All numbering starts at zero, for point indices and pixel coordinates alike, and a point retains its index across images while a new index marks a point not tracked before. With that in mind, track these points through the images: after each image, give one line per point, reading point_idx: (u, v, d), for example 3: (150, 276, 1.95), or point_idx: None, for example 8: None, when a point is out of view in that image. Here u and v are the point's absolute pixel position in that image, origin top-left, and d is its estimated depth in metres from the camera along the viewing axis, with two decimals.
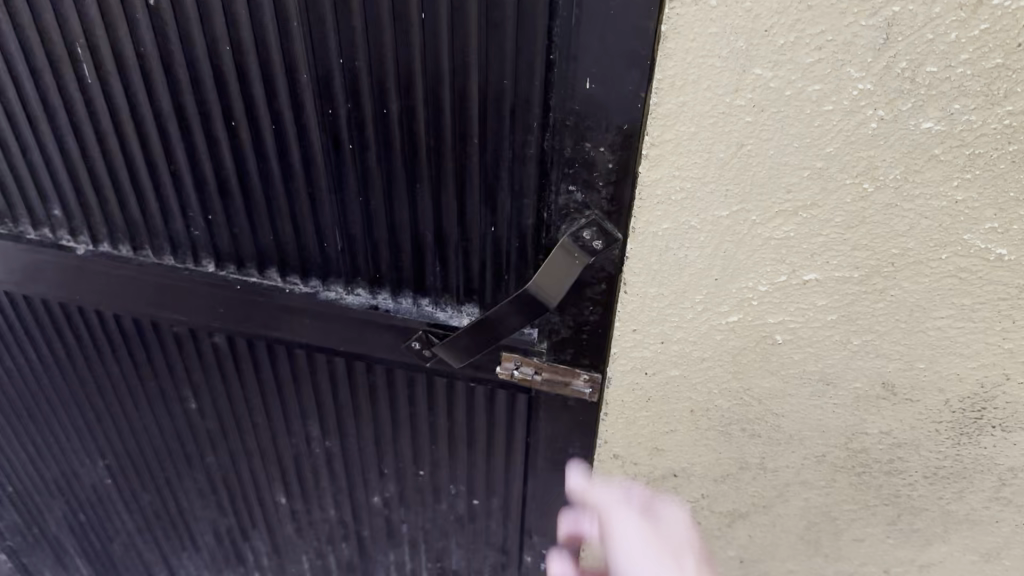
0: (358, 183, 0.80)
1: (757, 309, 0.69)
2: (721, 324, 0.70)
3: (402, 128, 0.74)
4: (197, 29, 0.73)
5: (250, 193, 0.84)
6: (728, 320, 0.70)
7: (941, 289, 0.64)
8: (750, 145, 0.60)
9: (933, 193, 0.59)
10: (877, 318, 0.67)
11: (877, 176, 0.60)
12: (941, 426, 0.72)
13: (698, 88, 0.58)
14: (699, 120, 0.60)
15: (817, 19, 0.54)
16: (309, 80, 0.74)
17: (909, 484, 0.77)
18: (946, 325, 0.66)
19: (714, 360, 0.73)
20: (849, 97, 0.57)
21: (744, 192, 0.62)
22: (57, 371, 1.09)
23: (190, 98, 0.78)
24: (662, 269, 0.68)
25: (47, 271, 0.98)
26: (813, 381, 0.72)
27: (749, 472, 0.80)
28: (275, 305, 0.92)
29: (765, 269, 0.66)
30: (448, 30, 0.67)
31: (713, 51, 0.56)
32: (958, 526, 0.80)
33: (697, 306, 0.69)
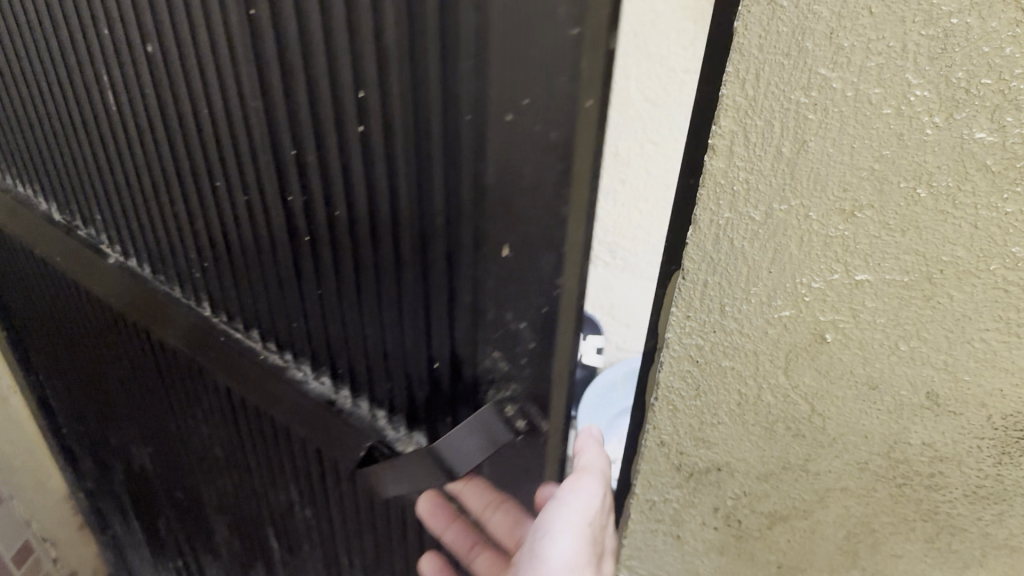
0: (314, 274, 0.81)
1: (809, 305, 0.70)
2: (774, 318, 0.72)
3: (346, 230, 0.73)
4: (182, 77, 0.77)
5: (231, 249, 0.89)
6: (781, 313, 0.71)
7: (987, 301, 0.65)
8: (812, 142, 0.61)
9: (984, 204, 0.60)
10: (923, 324, 0.68)
11: (930, 182, 0.60)
12: (984, 442, 0.73)
13: (765, 84, 0.59)
14: (766, 114, 0.61)
15: (878, 27, 0.53)
16: (269, 162, 0.75)
17: (949, 502, 0.79)
18: (992, 338, 0.66)
19: (766, 353, 0.75)
20: (905, 103, 0.56)
21: (800, 188, 0.63)
22: (110, 359, 1.26)
23: (183, 152, 0.84)
24: (719, 257, 0.70)
25: (114, 278, 1.10)
26: (859, 385, 0.73)
27: (791, 473, 0.83)
28: (263, 371, 0.96)
29: (819, 267, 0.67)
30: (381, 162, 0.65)
31: (781, 49, 0.57)
32: (999, 551, 0.81)
33: (751, 297, 0.71)
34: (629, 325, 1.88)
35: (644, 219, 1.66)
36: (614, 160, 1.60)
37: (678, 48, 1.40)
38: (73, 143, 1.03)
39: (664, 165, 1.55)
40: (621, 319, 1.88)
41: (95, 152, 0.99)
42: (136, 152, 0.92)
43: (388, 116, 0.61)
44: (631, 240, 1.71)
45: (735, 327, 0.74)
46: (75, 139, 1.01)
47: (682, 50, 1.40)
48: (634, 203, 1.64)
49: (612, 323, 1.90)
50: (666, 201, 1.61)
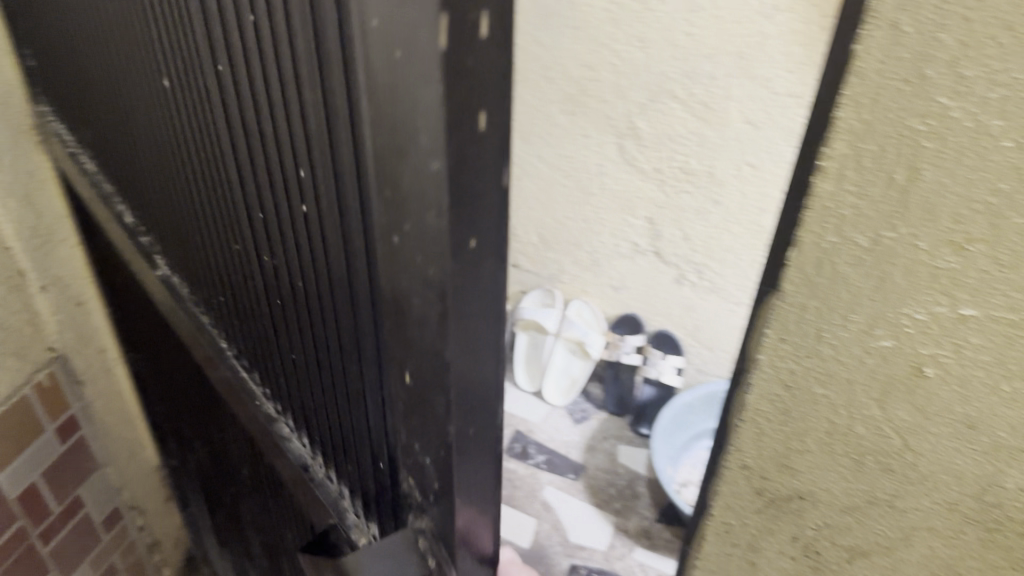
0: (259, 347, 0.72)
1: (831, 442, 0.60)
2: (795, 447, 0.62)
3: (273, 307, 0.63)
4: (149, 102, 0.70)
5: (203, 290, 0.83)
6: (803, 446, 0.62)
7: None
8: (842, 262, 0.51)
9: None
10: (964, 493, 0.56)
11: (977, 331, 0.48)
12: None
13: (812, 186, 0.50)
14: (813, 221, 0.51)
15: (947, 135, 0.43)
16: (214, 213, 0.67)
17: None
18: None
19: (786, 483, 0.65)
20: (948, 229, 0.46)
21: (835, 309, 0.53)
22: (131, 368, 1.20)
23: (158, 183, 0.79)
24: (748, 367, 0.62)
25: (123, 258, 0.97)
26: (889, 532, 0.62)
27: None
28: (237, 391, 0.81)
29: (849, 405, 0.57)
30: (288, 247, 0.54)
31: (830, 139, 0.47)
32: None
33: (775, 426, 0.62)
34: (712, 348, 1.86)
35: (735, 242, 1.64)
36: (709, 180, 1.59)
37: (784, 72, 1.38)
38: (83, 127, 0.92)
39: (760, 188, 1.54)
40: (702, 340, 1.87)
41: (105, 140, 0.87)
42: (127, 128, 0.79)
43: (284, 197, 0.51)
44: (720, 262, 1.70)
45: (754, 446, 0.65)
46: (88, 127, 0.90)
47: (788, 74, 1.38)
48: (726, 224, 1.63)
49: (694, 344, 1.90)
50: (759, 225, 1.59)
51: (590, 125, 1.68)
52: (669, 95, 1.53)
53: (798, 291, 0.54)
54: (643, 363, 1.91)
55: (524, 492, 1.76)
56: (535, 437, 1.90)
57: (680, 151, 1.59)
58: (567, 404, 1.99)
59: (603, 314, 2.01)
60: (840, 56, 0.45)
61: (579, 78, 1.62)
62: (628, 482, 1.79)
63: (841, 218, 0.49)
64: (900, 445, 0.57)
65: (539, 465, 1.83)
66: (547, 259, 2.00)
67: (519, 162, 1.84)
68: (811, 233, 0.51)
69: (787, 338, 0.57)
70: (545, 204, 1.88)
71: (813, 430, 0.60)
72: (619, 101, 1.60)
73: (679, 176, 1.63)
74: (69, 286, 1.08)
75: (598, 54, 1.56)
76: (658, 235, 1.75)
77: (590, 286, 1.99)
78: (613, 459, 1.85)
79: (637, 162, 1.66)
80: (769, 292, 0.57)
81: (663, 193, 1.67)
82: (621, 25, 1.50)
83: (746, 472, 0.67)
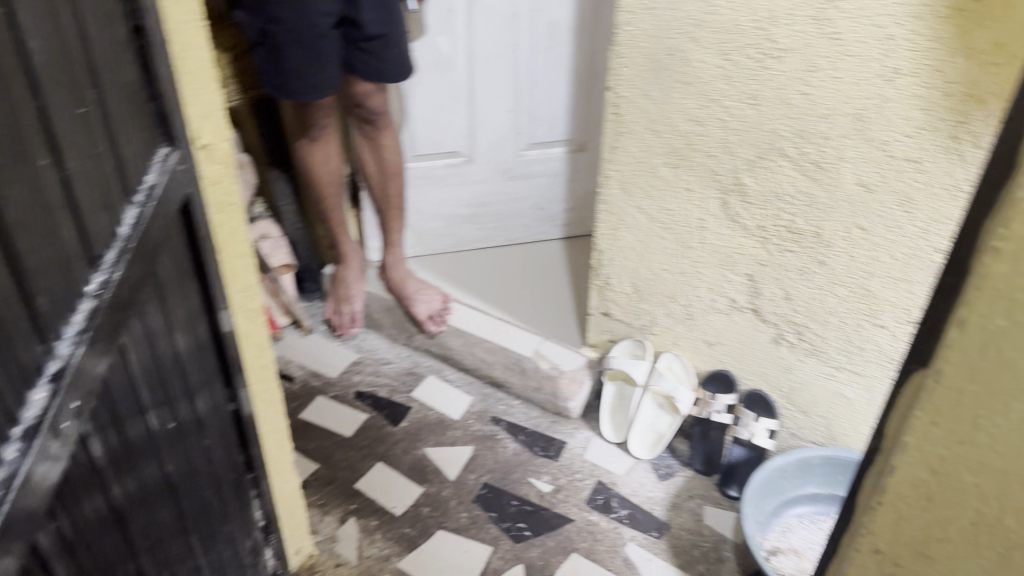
0: (167, 415, 0.88)
1: (973, 529, 0.57)
2: (933, 532, 0.60)
3: (128, 405, 0.77)
4: (173, 192, 0.84)
5: (204, 351, 0.98)
6: (940, 533, 0.59)
7: None
8: (1009, 349, 0.49)
9: None
10: None
11: None
12: None
13: (985, 274, 0.48)
14: (997, 305, 0.48)
15: None
16: (153, 292, 0.82)
17: None
18: None
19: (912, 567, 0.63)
20: None
21: (992, 392, 0.51)
22: (216, 426, 1.03)
23: (192, 260, 0.92)
24: (891, 443, 0.59)
25: (155, 313, 0.83)
26: None
27: None
28: (193, 435, 0.96)
29: (992, 492, 0.55)
30: (103, 369, 0.70)
31: (1001, 220, 0.46)
32: None
33: (915, 507, 0.60)
34: (806, 412, 1.80)
35: (839, 305, 1.60)
36: (815, 241, 1.56)
37: (902, 136, 1.35)
38: (116, 164, 0.73)
39: (869, 252, 1.50)
40: (799, 403, 1.80)
41: (91, 183, 0.68)
42: None
43: (90, 328, 0.66)
44: (822, 325, 1.65)
45: (887, 526, 0.62)
46: (99, 159, 0.69)
47: (907, 138, 1.35)
48: (832, 287, 1.59)
49: (788, 407, 1.83)
50: (864, 289, 1.55)
51: (694, 180, 1.66)
52: (779, 152, 1.51)
53: (956, 374, 0.52)
54: (733, 422, 1.84)
55: (606, 546, 1.73)
56: (619, 490, 1.87)
57: (786, 210, 1.56)
58: (652, 458, 1.95)
59: (695, 368, 1.95)
60: None
61: (685, 131, 1.61)
62: (713, 544, 1.74)
63: (1011, 302, 0.47)
64: None
65: (622, 519, 1.79)
66: (640, 310, 1.97)
67: (619, 212, 1.83)
68: (978, 316, 0.49)
69: (939, 422, 0.55)
70: (643, 255, 1.86)
71: (958, 523, 0.58)
72: (726, 156, 1.58)
73: (784, 235, 1.60)
74: (178, 288, 0.89)
75: (707, 109, 1.55)
76: (758, 293, 1.71)
77: (682, 339, 1.93)
78: (698, 520, 1.80)
79: (740, 219, 1.64)
80: (923, 372, 0.55)
81: (765, 251, 1.64)
82: (732, 82, 1.49)
83: (877, 556, 0.65)
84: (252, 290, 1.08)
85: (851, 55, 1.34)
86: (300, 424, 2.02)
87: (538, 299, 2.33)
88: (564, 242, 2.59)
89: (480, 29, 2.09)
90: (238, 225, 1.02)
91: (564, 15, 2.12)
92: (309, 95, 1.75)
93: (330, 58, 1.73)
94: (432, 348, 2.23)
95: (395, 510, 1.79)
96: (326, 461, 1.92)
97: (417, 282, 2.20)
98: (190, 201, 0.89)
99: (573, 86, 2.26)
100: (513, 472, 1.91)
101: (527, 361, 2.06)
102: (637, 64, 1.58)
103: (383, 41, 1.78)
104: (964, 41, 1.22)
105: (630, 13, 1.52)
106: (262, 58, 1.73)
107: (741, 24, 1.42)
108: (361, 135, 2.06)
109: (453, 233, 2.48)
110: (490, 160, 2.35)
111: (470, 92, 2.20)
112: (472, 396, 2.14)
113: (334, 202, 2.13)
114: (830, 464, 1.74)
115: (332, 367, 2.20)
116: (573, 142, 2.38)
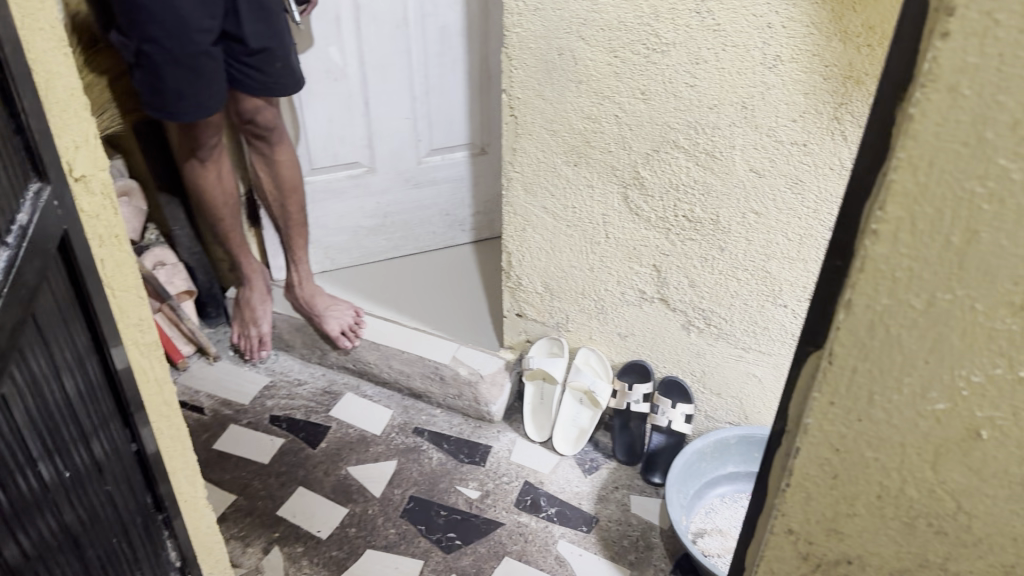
0: (58, 464, 0.83)
1: (877, 493, 0.60)
2: (840, 502, 0.62)
3: (10, 458, 0.73)
4: (47, 228, 0.79)
5: (97, 390, 0.93)
6: (847, 502, 0.62)
7: None
8: (895, 325, 0.51)
9: None
10: (998, 516, 0.58)
11: (1015, 363, 0.50)
12: None
13: (867, 256, 0.49)
14: (881, 285, 0.50)
15: (989, 200, 0.45)
16: (33, 336, 0.78)
17: None
18: None
19: (823, 540, 0.65)
20: (1002, 289, 0.47)
21: (883, 366, 0.53)
22: (117, 467, 0.99)
23: (74, 296, 0.87)
24: (793, 424, 0.61)
25: (37, 357, 0.78)
26: (929, 566, 0.63)
27: None
28: (90, 480, 0.92)
29: (890, 457, 0.58)
30: None
31: (876, 203, 0.47)
32: None
33: (822, 484, 0.62)
34: (720, 394, 1.85)
35: (741, 289, 1.65)
36: (714, 229, 1.60)
37: (787, 121, 1.40)
38: None
39: (765, 234, 1.56)
40: (712, 386, 1.85)
41: None
42: None
43: None
44: (727, 307, 1.70)
45: (796, 507, 0.64)
46: None
47: (791, 122, 1.40)
48: (733, 271, 1.64)
49: (702, 390, 1.87)
50: (764, 271, 1.60)
51: (594, 176, 1.68)
52: (673, 144, 1.54)
53: (849, 354, 0.53)
54: (652, 411, 1.87)
55: (537, 546, 1.73)
56: (546, 489, 1.87)
57: (685, 200, 1.60)
58: (576, 453, 1.96)
59: (611, 361, 1.97)
60: (899, 120, 0.45)
61: (582, 129, 1.62)
62: (641, 532, 1.77)
63: (894, 281, 0.49)
64: (937, 486, 0.58)
65: (551, 517, 1.80)
66: (553, 308, 1.96)
67: (523, 213, 1.82)
68: (863, 297, 0.50)
69: (837, 401, 0.56)
70: (550, 253, 1.86)
71: (864, 492, 0.61)
72: (623, 151, 1.60)
73: (685, 225, 1.63)
74: (61, 328, 0.84)
75: (601, 106, 1.57)
76: (665, 282, 1.74)
77: (596, 333, 1.95)
78: (625, 510, 1.82)
79: (642, 212, 1.67)
80: (819, 353, 0.56)
81: (668, 241, 1.67)
82: (623, 78, 1.51)
83: (791, 537, 0.66)
84: (145, 324, 1.03)
85: (732, 45, 1.37)
86: (215, 455, 1.95)
87: (452, 305, 2.32)
88: (473, 246, 2.59)
89: (369, 37, 2.06)
90: (124, 257, 0.97)
91: (454, 19, 2.11)
92: (192, 113, 1.70)
93: (213, 74, 1.68)
94: (347, 364, 2.19)
95: (322, 533, 1.75)
96: (245, 490, 1.86)
97: (326, 298, 2.15)
98: (68, 236, 0.84)
99: (469, 89, 2.25)
100: (439, 482, 1.89)
101: (445, 368, 2.05)
102: (528, 66, 1.58)
103: (266, 55, 1.74)
104: (838, 26, 1.26)
105: (517, 16, 1.52)
106: (138, 79, 1.65)
107: (626, 21, 1.43)
108: (254, 152, 2.00)
109: (359, 245, 2.44)
110: (392, 169, 2.31)
111: (364, 102, 2.16)
112: (392, 409, 2.11)
113: (231, 223, 2.07)
114: (746, 443, 1.79)
115: (244, 393, 2.14)
116: (474, 145, 2.37)
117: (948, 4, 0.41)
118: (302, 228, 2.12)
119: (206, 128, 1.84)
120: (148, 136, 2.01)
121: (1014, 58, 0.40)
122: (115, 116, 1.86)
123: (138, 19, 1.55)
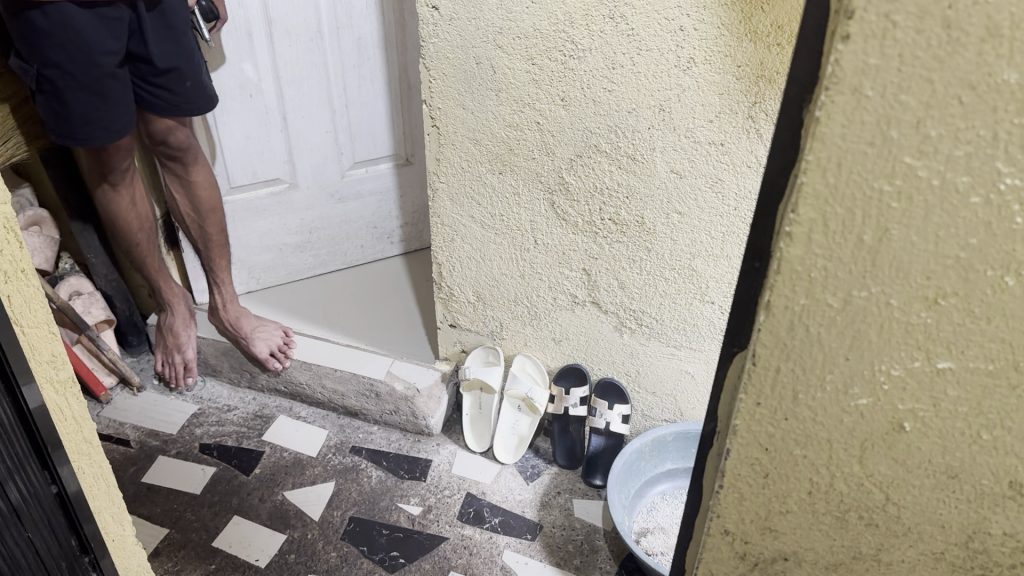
0: None
1: (807, 489, 0.61)
2: (771, 500, 0.63)
3: None
4: None
5: (9, 434, 0.88)
6: (778, 498, 0.62)
7: (972, 483, 0.58)
8: (814, 324, 0.52)
9: (988, 384, 0.52)
10: (922, 501, 0.60)
11: (929, 354, 0.52)
12: None
13: (784, 259, 0.49)
14: (799, 286, 0.50)
15: (897, 199, 0.45)
16: None
17: None
18: (987, 509, 0.59)
19: (757, 536, 0.66)
20: (915, 283, 0.48)
21: (806, 365, 0.54)
22: (28, 512, 0.94)
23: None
24: (722, 425, 0.61)
25: None
26: (860, 554, 0.65)
27: None
28: None
29: (818, 453, 0.59)
30: None
31: (789, 205, 0.48)
32: None
33: (754, 483, 0.62)
34: (655, 392, 1.87)
35: (669, 288, 1.68)
36: (640, 230, 1.62)
37: (703, 122, 1.43)
38: None
39: (690, 233, 1.58)
40: (647, 385, 1.87)
41: None
42: None
43: None
44: (657, 307, 1.72)
45: (730, 509, 0.64)
46: None
47: (707, 123, 1.43)
48: (660, 271, 1.66)
49: (638, 390, 1.89)
50: (691, 269, 1.63)
51: (519, 183, 1.67)
52: (595, 149, 1.55)
53: (771, 355, 0.54)
54: (590, 414, 1.89)
55: (482, 558, 1.72)
56: (488, 499, 1.86)
57: (610, 203, 1.61)
58: (517, 461, 1.95)
59: (546, 366, 1.96)
60: (807, 123, 0.45)
61: (504, 137, 1.61)
62: (585, 536, 1.77)
63: (810, 281, 0.50)
64: (863, 477, 0.59)
65: (495, 528, 1.79)
66: (487, 317, 1.95)
67: (451, 223, 1.80)
68: (782, 298, 0.51)
69: (763, 401, 0.56)
70: (480, 262, 1.85)
71: (795, 490, 0.61)
72: (546, 157, 1.60)
73: (611, 227, 1.64)
74: None
75: (522, 114, 1.56)
76: (595, 286, 1.75)
77: (530, 340, 1.94)
78: (568, 515, 1.82)
79: (568, 216, 1.67)
80: (743, 354, 0.56)
81: (596, 245, 1.68)
82: (542, 85, 1.51)
83: (728, 537, 0.66)
84: (59, 359, 0.95)
85: (647, 49, 1.38)
86: (144, 489, 1.89)
87: (384, 319, 2.29)
88: (402, 258, 2.56)
89: (283, 51, 2.02)
90: (32, 292, 0.89)
91: (370, 30, 2.09)
92: (100, 138, 1.64)
93: (121, 97, 1.62)
94: (279, 386, 2.14)
95: (260, 562, 1.71)
96: (177, 524, 1.80)
97: (252, 320, 2.10)
98: None
99: (390, 101, 2.23)
100: (380, 500, 1.86)
101: (380, 384, 2.02)
102: (446, 75, 1.57)
103: (176, 74, 1.69)
104: (747, 27, 1.29)
105: (433, 26, 1.50)
106: (41, 105, 1.58)
107: (542, 29, 1.43)
108: (168, 173, 1.94)
109: (285, 263, 2.39)
110: (315, 184, 2.27)
111: (282, 117, 2.12)
112: (328, 429, 2.06)
113: (148, 248, 2.00)
114: (682, 439, 1.81)
115: (172, 423, 2.07)
116: (398, 156, 2.35)
117: (846, 7, 0.41)
118: (223, 249, 2.07)
119: (115, 152, 1.78)
120: (54, 163, 1.92)
121: (912, 58, 0.41)
122: (19, 145, 1.78)
123: (38, 44, 1.48)
